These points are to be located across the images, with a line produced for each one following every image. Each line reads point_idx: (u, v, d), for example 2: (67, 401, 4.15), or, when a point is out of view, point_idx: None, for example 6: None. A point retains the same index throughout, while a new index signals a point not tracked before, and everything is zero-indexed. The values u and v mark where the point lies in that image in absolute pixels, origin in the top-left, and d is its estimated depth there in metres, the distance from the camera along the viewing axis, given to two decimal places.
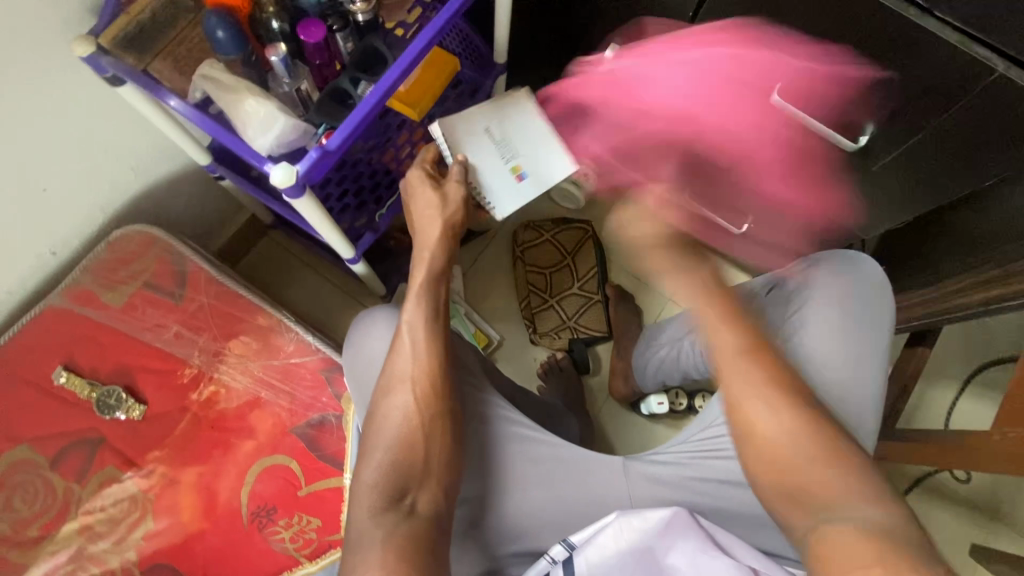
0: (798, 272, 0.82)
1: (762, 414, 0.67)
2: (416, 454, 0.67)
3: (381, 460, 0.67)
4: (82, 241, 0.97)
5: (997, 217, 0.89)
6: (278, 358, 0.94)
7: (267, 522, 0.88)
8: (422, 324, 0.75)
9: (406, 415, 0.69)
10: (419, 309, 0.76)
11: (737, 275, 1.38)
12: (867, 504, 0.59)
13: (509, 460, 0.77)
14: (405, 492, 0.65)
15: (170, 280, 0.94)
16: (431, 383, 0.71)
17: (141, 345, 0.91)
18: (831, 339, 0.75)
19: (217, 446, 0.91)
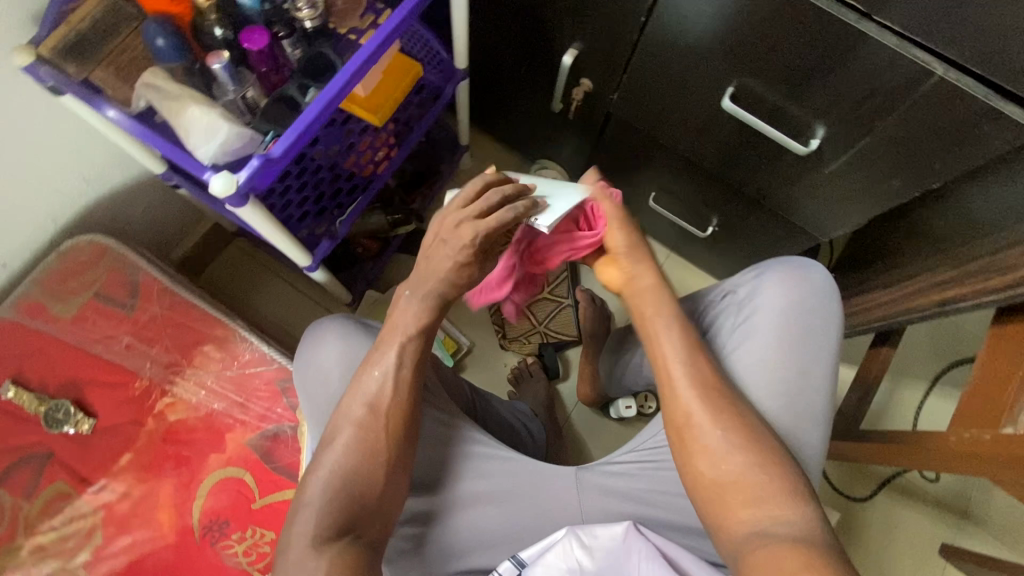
0: (744, 276, 0.84)
1: (703, 417, 0.69)
2: (369, 485, 0.65)
3: (329, 487, 0.64)
4: (33, 252, 0.95)
5: None
6: (233, 369, 0.93)
7: (220, 537, 0.87)
8: (396, 349, 0.71)
9: (365, 446, 0.66)
10: (410, 345, 0.71)
11: (705, 278, 1.39)
12: (790, 510, 0.62)
13: (464, 473, 0.76)
14: (350, 527, 0.62)
15: (122, 291, 0.92)
16: (393, 414, 0.68)
17: (92, 358, 0.89)
18: (774, 341, 0.77)
19: (171, 459, 0.89)
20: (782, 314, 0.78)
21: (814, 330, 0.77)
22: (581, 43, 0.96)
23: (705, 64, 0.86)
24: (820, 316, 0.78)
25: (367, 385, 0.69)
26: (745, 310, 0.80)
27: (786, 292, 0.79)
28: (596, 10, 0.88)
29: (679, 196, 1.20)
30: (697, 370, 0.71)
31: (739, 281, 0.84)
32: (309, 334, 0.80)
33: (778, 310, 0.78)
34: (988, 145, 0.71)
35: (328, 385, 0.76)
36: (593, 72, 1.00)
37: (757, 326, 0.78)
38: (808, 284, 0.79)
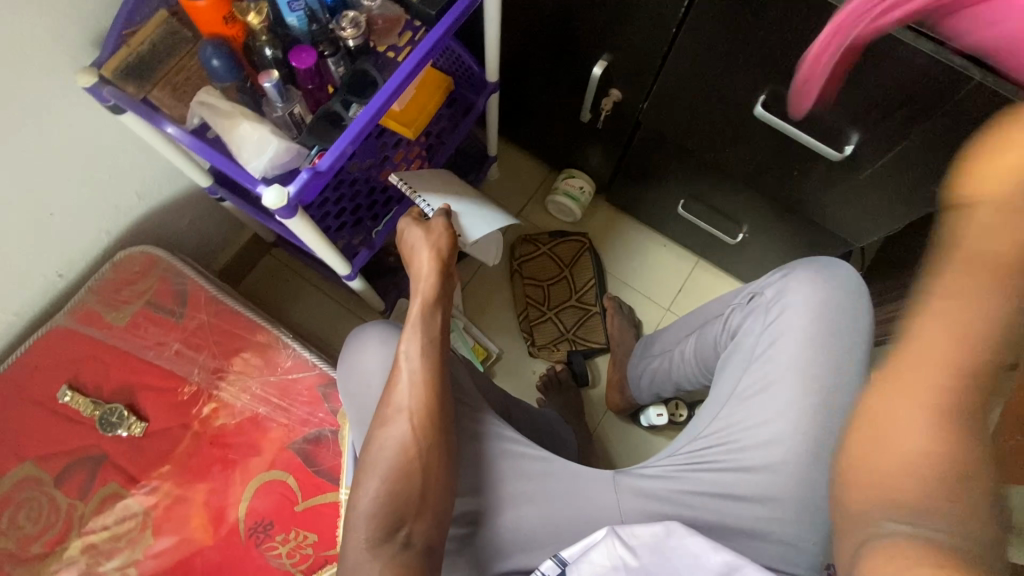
0: (771, 277, 0.85)
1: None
2: (411, 485, 0.67)
3: (375, 489, 0.67)
4: (88, 262, 1.00)
5: None
6: (276, 374, 0.96)
7: (264, 538, 0.89)
8: (418, 346, 0.72)
9: (404, 446, 0.68)
10: (415, 336, 0.73)
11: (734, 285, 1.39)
12: (943, 517, 0.46)
13: (504, 472, 0.77)
14: (401, 523, 0.65)
15: (171, 299, 0.96)
16: (428, 416, 0.69)
17: (144, 364, 0.93)
18: (806, 340, 0.77)
19: (217, 462, 0.92)
20: (814, 313, 0.78)
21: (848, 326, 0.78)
22: (612, 54, 0.98)
23: (736, 74, 0.87)
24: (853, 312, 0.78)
25: (399, 388, 0.71)
26: (774, 309, 0.81)
27: (815, 290, 0.79)
28: (627, 22, 0.90)
29: (708, 203, 1.20)
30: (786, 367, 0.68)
31: (766, 281, 0.85)
32: (352, 338, 0.83)
33: (808, 308, 0.79)
34: None
35: (370, 386, 0.78)
36: (623, 82, 1.02)
37: (788, 325, 0.79)
38: (836, 281, 0.80)
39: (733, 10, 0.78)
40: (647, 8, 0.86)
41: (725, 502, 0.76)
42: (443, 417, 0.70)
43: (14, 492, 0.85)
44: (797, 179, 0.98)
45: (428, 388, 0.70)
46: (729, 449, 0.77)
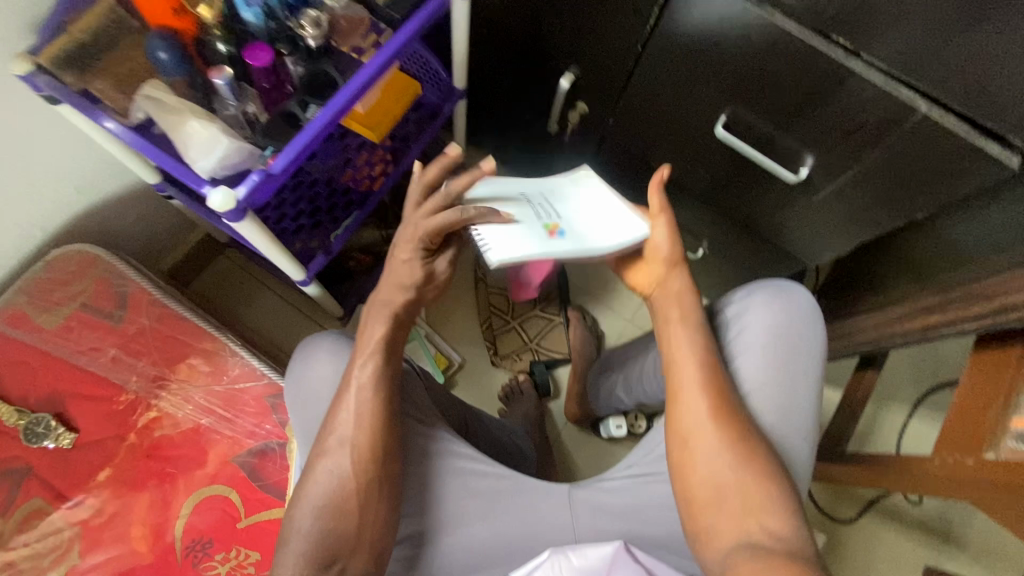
0: (733, 294, 0.85)
1: (702, 418, 0.70)
2: (351, 520, 0.64)
3: (311, 524, 0.64)
4: (19, 260, 0.93)
5: (945, 245, 0.93)
6: (221, 383, 0.91)
7: (202, 557, 0.83)
8: (371, 377, 0.69)
9: (342, 479, 0.65)
10: (368, 367, 0.70)
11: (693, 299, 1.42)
12: (777, 520, 0.65)
13: (454, 492, 0.75)
14: (335, 558, 0.62)
15: (109, 301, 0.91)
16: (371, 444, 0.67)
17: (76, 370, 0.87)
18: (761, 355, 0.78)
19: (154, 475, 0.87)
20: (776, 336, 0.79)
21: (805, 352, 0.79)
22: (578, 67, 0.98)
23: (697, 94, 0.89)
24: (812, 335, 0.79)
25: (341, 415, 0.68)
26: (737, 328, 0.81)
27: (776, 311, 0.80)
28: (594, 38, 0.91)
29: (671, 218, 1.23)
30: (709, 380, 0.72)
31: (729, 299, 0.85)
32: (299, 350, 0.80)
33: (769, 330, 0.79)
34: (965, 181, 0.73)
35: (317, 400, 0.76)
36: (589, 94, 1.02)
37: (750, 346, 0.79)
38: (794, 305, 0.80)
39: (693, 33, 0.80)
40: (613, 24, 0.86)
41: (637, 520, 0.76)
42: (386, 454, 0.67)
43: None
44: (754, 198, 1.01)
45: (375, 418, 0.68)
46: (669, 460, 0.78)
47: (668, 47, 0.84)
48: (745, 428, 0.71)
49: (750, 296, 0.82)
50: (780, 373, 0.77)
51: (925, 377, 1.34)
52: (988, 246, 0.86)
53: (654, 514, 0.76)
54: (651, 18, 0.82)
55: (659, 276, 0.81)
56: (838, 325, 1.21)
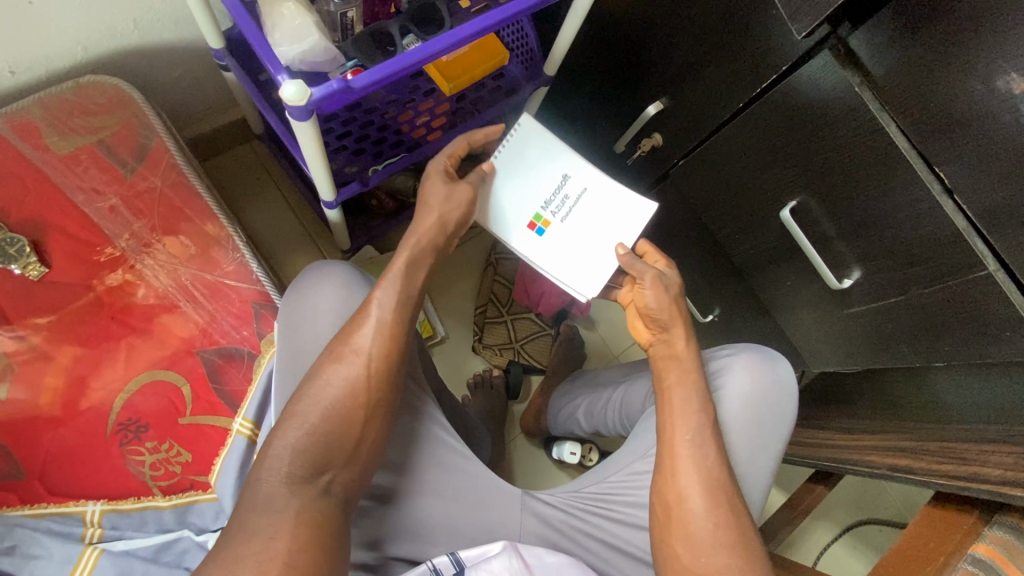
0: (718, 351, 0.87)
1: (691, 487, 0.67)
2: (349, 437, 0.62)
3: (311, 428, 0.61)
4: (50, 72, 0.86)
5: (925, 395, 0.95)
6: (213, 274, 0.83)
7: (131, 439, 0.76)
8: (391, 298, 0.67)
9: (348, 388, 0.63)
10: (396, 302, 0.67)
11: None
12: None
13: (423, 462, 0.73)
14: (326, 468, 0.60)
15: (129, 150, 0.84)
16: (383, 368, 0.65)
17: (67, 204, 0.79)
18: (737, 418, 0.80)
19: (110, 340, 0.78)
20: (757, 396, 0.81)
21: (778, 421, 0.82)
22: (670, 97, 0.96)
23: (774, 175, 0.88)
24: (785, 405, 0.82)
25: (363, 334, 0.65)
26: (717, 383, 0.83)
27: (756, 376, 0.82)
28: (697, 77, 0.89)
29: (693, 273, 1.23)
30: (703, 455, 0.68)
31: (713, 357, 0.86)
32: (311, 269, 0.77)
33: (746, 391, 0.81)
34: (1000, 348, 0.72)
35: (313, 326, 0.73)
36: (669, 128, 0.99)
37: (720, 403, 0.81)
38: (774, 374, 0.83)
39: (803, 112, 0.78)
40: (718, 73, 0.85)
41: (605, 551, 0.75)
42: (392, 393, 0.65)
43: None
44: (784, 288, 1.01)
45: (393, 353, 0.66)
46: (633, 502, 0.75)
47: (767, 113, 0.83)
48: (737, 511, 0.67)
49: (734, 359, 0.84)
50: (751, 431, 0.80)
51: (863, 506, 1.37)
52: (979, 407, 0.85)
53: (624, 548, 0.75)
54: (768, 82, 0.80)
55: (657, 329, 0.76)
56: (811, 432, 1.21)
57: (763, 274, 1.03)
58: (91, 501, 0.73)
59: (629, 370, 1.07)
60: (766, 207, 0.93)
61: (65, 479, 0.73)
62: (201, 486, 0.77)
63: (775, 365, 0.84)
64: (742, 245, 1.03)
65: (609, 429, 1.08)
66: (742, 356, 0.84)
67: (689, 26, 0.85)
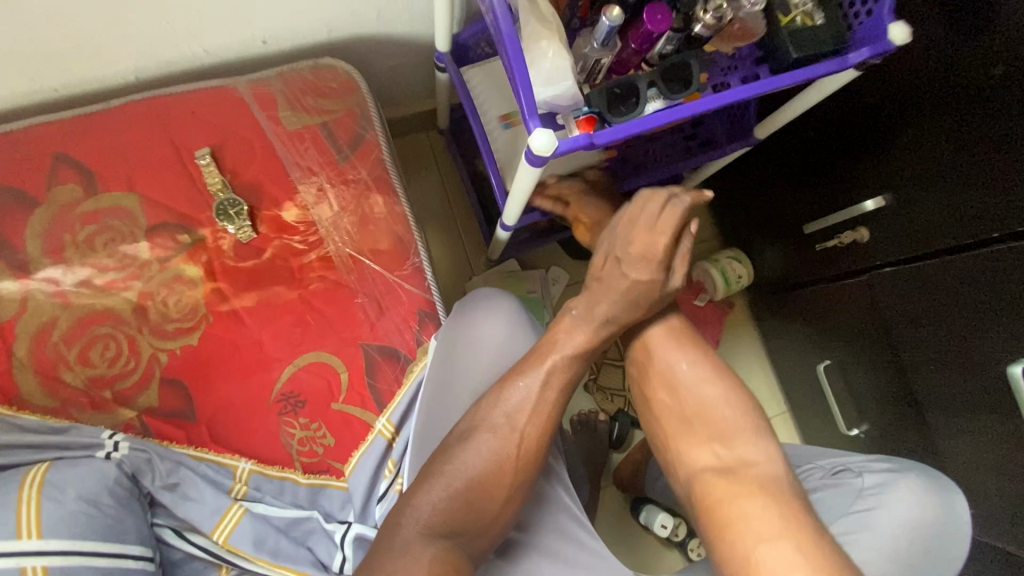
0: (875, 466, 0.80)
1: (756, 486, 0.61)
2: (504, 482, 0.64)
3: (452, 485, 0.62)
4: (294, 47, 0.90)
5: None
6: (391, 273, 0.85)
7: (288, 412, 0.80)
8: (547, 363, 0.67)
9: (496, 462, 0.64)
10: (560, 386, 0.68)
11: None
12: None
13: (543, 518, 0.73)
14: (459, 530, 0.61)
15: (345, 136, 0.87)
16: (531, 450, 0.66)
17: (284, 177, 0.84)
18: (894, 540, 0.74)
19: (290, 313, 0.82)
20: (922, 524, 0.75)
21: (928, 563, 0.74)
22: (899, 197, 0.89)
23: (1005, 322, 0.79)
24: (947, 545, 0.75)
25: (515, 398, 0.66)
26: (868, 498, 0.77)
27: (921, 506, 0.75)
28: (958, 186, 0.80)
29: (849, 382, 1.13)
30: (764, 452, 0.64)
31: (867, 466, 0.80)
32: (481, 293, 0.79)
33: (907, 519, 0.74)
34: None
35: (468, 366, 0.74)
36: (886, 229, 0.92)
37: (872, 518, 0.75)
38: (943, 506, 0.76)
39: None
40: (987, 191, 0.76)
41: None
42: (546, 447, 0.67)
43: (109, 216, 0.79)
44: (967, 439, 0.90)
45: (544, 429, 0.66)
46: None
47: None
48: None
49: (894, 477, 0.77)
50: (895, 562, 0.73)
51: None
52: None
53: None
54: None
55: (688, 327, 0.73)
56: None
57: (944, 415, 0.92)
58: (243, 458, 0.78)
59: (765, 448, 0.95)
60: (987, 347, 0.82)
61: (228, 432, 0.78)
62: (336, 472, 0.80)
63: (944, 496, 0.77)
64: (931, 374, 0.92)
65: None
66: (906, 477, 0.77)
67: (973, 130, 0.76)
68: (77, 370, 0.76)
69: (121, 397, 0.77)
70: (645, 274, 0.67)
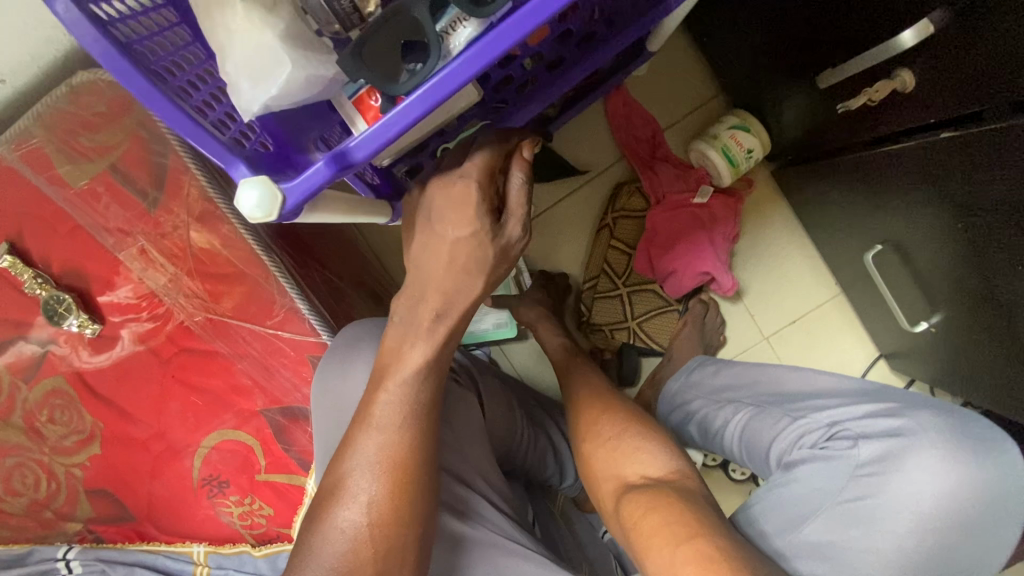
0: (880, 424, 0.64)
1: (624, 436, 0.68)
2: (368, 548, 0.50)
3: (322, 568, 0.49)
4: (44, 66, 0.66)
5: None
6: (263, 325, 0.71)
7: (217, 493, 0.75)
8: (398, 394, 0.53)
9: (355, 538, 0.50)
10: (403, 413, 0.53)
11: (850, 343, 1.11)
12: None
13: (467, 569, 0.61)
14: None
15: (146, 175, 0.68)
16: (397, 490, 0.52)
17: (100, 249, 0.68)
18: (908, 519, 0.58)
19: (176, 397, 0.73)
20: (940, 497, 0.58)
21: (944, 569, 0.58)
22: (953, 17, 0.53)
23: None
24: (978, 544, 0.58)
25: (356, 462, 0.52)
26: (869, 469, 0.61)
27: (942, 475, 0.58)
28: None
29: (912, 264, 0.82)
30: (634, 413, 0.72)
31: (872, 428, 0.64)
32: (347, 333, 0.67)
33: (919, 507, 0.58)
34: None
35: (340, 422, 0.62)
36: (935, 72, 0.58)
37: (871, 496, 0.60)
38: (970, 469, 0.58)
39: None
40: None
41: None
42: (411, 498, 0.52)
43: None
44: None
45: (396, 468, 0.52)
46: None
47: None
48: (691, 497, 0.58)
49: (905, 448, 0.61)
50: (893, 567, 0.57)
51: None
52: None
53: None
54: None
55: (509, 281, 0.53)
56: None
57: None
58: (194, 543, 0.76)
59: (762, 380, 0.77)
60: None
61: (169, 523, 0.76)
62: (288, 535, 0.76)
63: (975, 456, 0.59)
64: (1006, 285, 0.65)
65: (724, 452, 0.80)
66: (920, 438, 0.60)
67: None
68: (10, 501, 0.75)
69: (61, 515, 0.76)
70: (465, 226, 0.49)
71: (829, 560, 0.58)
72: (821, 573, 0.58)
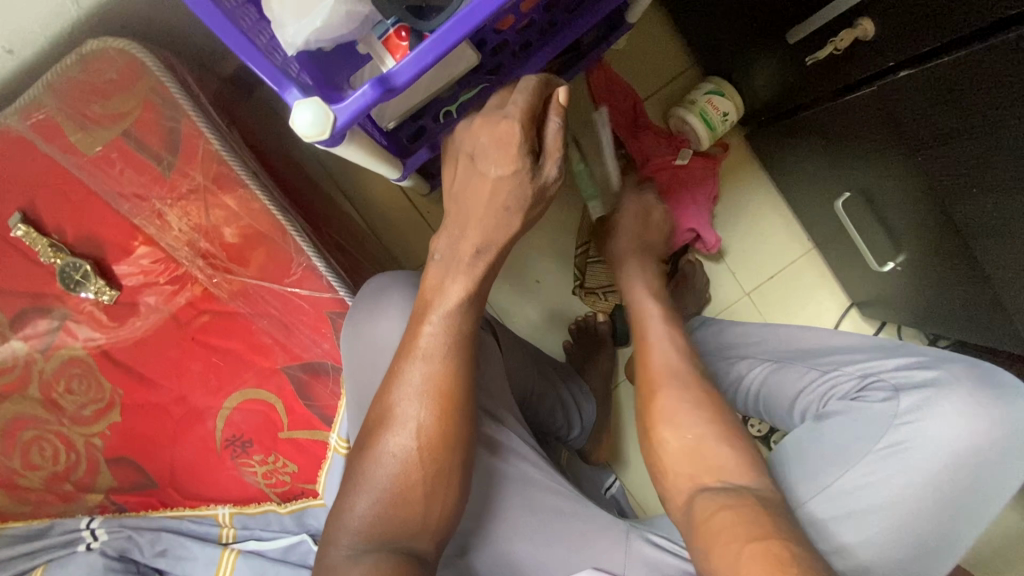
0: (911, 372, 0.71)
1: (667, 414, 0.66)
2: (418, 474, 0.55)
3: (375, 496, 0.54)
4: None
5: None
6: (282, 284, 0.73)
7: (240, 453, 0.77)
8: (437, 330, 0.56)
9: (404, 464, 0.55)
10: (443, 351, 0.56)
11: (824, 295, 1.20)
12: None
13: (501, 500, 0.67)
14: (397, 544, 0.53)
15: (159, 140, 0.68)
16: (442, 424, 0.55)
17: (116, 216, 0.70)
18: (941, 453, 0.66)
19: (198, 360, 0.75)
20: (967, 432, 0.66)
21: (968, 496, 0.66)
22: None
23: None
24: (999, 470, 0.66)
25: (400, 399, 0.56)
26: (904, 413, 0.68)
27: (969, 413, 0.66)
28: None
29: (877, 210, 0.90)
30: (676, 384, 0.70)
31: (904, 379, 0.71)
32: (372, 285, 0.69)
33: (950, 446, 0.66)
34: None
35: (372, 365, 0.66)
36: (895, 16, 0.65)
37: (909, 438, 0.67)
38: (996, 410, 0.66)
39: None
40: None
41: None
42: (453, 428, 0.56)
43: None
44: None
45: (441, 401, 0.56)
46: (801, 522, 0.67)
47: None
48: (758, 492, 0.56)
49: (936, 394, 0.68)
50: (926, 500, 0.66)
51: None
52: None
53: None
54: None
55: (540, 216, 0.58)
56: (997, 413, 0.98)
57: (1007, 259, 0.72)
58: (219, 505, 0.78)
59: (780, 336, 0.84)
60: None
61: (193, 486, 0.78)
62: (311, 492, 0.79)
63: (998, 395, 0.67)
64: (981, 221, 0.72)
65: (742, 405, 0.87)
66: (949, 382, 0.67)
67: None
68: (28, 476, 0.75)
69: (81, 487, 0.76)
70: (508, 166, 0.53)
71: (864, 497, 0.66)
72: (859, 507, 0.66)
